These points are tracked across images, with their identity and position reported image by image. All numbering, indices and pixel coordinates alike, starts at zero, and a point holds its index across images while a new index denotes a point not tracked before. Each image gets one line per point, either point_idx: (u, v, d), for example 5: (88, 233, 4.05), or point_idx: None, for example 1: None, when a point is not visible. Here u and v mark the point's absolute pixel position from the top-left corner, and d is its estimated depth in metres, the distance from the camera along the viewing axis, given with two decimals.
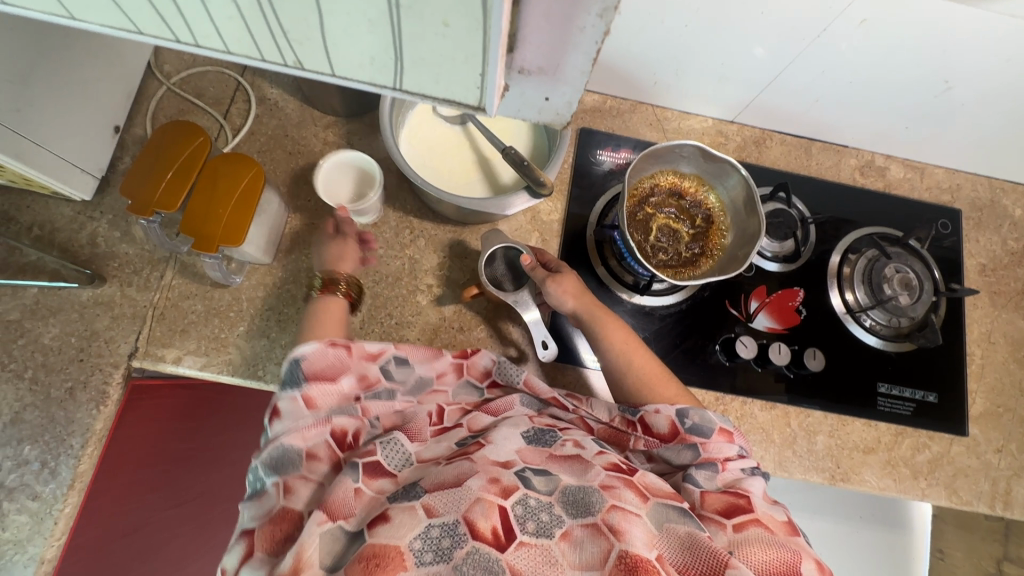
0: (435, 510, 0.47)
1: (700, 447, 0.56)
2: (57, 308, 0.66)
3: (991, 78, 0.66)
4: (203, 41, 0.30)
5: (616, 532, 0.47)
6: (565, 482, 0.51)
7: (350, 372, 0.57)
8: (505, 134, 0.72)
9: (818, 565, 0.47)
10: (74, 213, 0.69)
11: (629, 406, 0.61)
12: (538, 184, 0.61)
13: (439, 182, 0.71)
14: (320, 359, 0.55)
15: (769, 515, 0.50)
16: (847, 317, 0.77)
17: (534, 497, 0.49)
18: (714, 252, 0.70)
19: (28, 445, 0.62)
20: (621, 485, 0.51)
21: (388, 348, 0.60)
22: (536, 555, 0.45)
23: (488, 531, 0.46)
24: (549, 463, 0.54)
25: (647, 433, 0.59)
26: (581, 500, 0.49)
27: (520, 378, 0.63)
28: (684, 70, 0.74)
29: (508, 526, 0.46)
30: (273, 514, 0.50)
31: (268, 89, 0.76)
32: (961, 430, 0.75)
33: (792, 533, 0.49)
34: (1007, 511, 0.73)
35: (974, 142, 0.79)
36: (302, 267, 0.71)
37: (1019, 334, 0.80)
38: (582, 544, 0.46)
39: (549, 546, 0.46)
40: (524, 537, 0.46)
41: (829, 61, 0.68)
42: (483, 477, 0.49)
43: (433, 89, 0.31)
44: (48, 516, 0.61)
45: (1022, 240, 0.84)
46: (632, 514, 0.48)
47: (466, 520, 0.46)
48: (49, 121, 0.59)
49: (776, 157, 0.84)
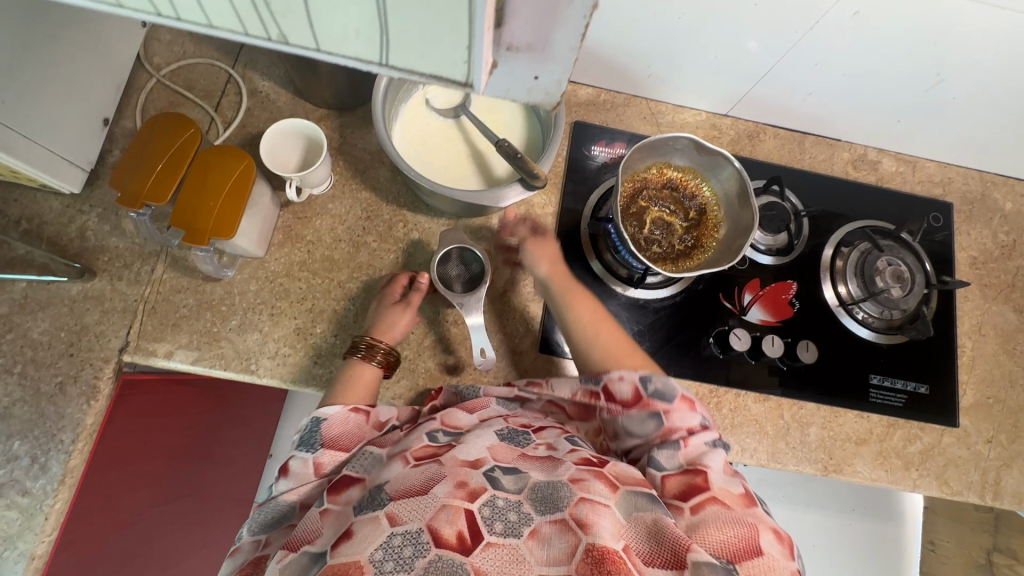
0: (399, 519, 0.46)
1: (662, 414, 0.57)
2: (47, 302, 0.65)
3: (982, 71, 0.66)
4: (184, 14, 0.29)
5: (584, 526, 0.46)
6: (535, 479, 0.51)
7: (364, 439, 0.60)
8: (498, 127, 0.72)
9: (773, 534, 0.49)
10: (63, 206, 0.68)
11: (590, 376, 0.61)
12: (532, 176, 0.61)
13: (434, 176, 0.70)
14: (338, 425, 0.59)
15: (725, 488, 0.52)
16: (840, 310, 0.77)
17: (502, 498, 0.49)
18: (708, 244, 0.71)
19: (17, 440, 0.61)
20: (591, 477, 0.51)
21: (393, 417, 0.63)
22: (503, 556, 0.45)
23: (454, 536, 0.45)
24: (520, 461, 0.54)
25: (611, 401, 0.59)
26: (549, 496, 0.49)
27: (479, 391, 0.65)
28: (678, 62, 0.74)
29: (475, 529, 0.46)
30: (247, 564, 0.52)
31: (259, 82, 0.75)
32: (952, 421, 0.76)
33: (747, 505, 0.51)
34: (996, 501, 0.74)
35: (965, 135, 0.79)
36: (295, 260, 0.70)
37: (1010, 326, 0.81)
38: (550, 541, 0.46)
39: (517, 545, 0.46)
40: (492, 538, 0.46)
41: (822, 54, 0.68)
42: (450, 482, 0.49)
43: (420, 64, 0.30)
44: (38, 512, 0.61)
45: (1013, 232, 0.85)
46: (601, 505, 0.48)
47: (430, 528, 0.45)
48: (37, 112, 0.59)
49: (769, 150, 0.84)
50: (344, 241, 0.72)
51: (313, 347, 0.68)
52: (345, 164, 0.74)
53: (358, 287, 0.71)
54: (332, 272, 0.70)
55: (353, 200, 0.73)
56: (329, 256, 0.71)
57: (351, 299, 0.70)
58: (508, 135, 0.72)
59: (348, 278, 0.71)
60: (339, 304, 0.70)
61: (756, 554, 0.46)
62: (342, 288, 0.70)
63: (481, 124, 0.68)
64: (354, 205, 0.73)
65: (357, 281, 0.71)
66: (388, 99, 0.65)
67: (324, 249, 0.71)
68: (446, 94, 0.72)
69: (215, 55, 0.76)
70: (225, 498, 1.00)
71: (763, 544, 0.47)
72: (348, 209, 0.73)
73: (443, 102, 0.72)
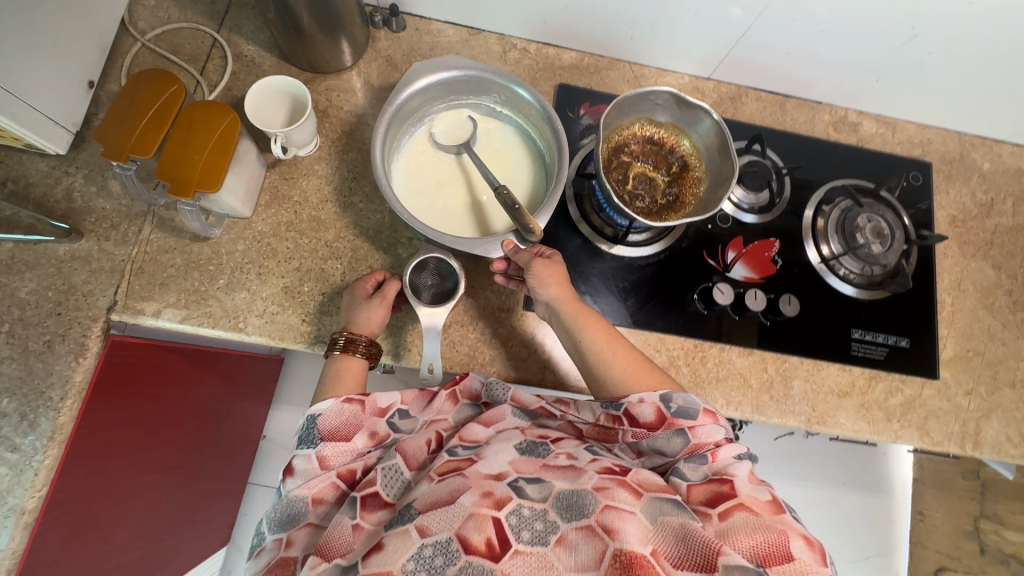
0: (428, 530, 0.49)
1: (688, 431, 0.56)
2: (33, 262, 0.65)
3: (957, 24, 0.68)
4: None
5: (611, 531, 0.48)
6: (558, 488, 0.53)
7: (364, 428, 0.59)
8: (501, 167, 0.72)
9: (805, 540, 0.48)
10: (49, 168, 0.68)
11: (610, 401, 0.59)
12: (527, 231, 0.62)
13: (432, 215, 0.69)
14: (336, 418, 0.58)
15: (753, 495, 0.51)
16: (822, 267, 0.78)
17: (527, 506, 0.51)
18: (690, 198, 0.72)
19: (6, 398, 0.61)
20: (615, 485, 0.52)
21: (397, 402, 0.62)
22: (532, 562, 0.47)
23: (483, 544, 0.48)
24: (542, 471, 0.56)
25: (633, 424, 0.58)
26: (575, 504, 0.51)
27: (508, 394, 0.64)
28: (659, 23, 0.75)
29: (503, 536, 0.48)
30: (272, 567, 0.52)
31: (245, 47, 0.76)
32: (932, 374, 0.77)
33: (778, 510, 0.50)
34: (976, 450, 0.76)
35: (943, 94, 0.81)
36: (282, 221, 0.71)
37: (988, 282, 0.82)
38: (577, 547, 0.48)
39: (544, 552, 0.48)
40: (520, 546, 0.48)
41: (800, 11, 0.69)
42: (476, 492, 0.52)
43: None
44: (28, 468, 0.61)
45: (991, 191, 0.86)
46: (627, 512, 0.50)
47: (459, 537, 0.48)
48: (20, 68, 0.59)
49: (751, 113, 0.85)
50: (332, 202, 0.72)
51: (302, 305, 0.68)
52: (331, 127, 0.75)
53: (346, 247, 0.71)
54: (320, 232, 0.71)
55: (339, 161, 0.74)
56: (316, 217, 0.71)
57: (338, 258, 0.71)
58: (510, 176, 0.72)
59: (335, 238, 0.71)
60: (326, 263, 0.70)
61: (786, 558, 0.45)
62: (330, 247, 0.71)
63: (483, 166, 0.68)
64: (340, 167, 0.74)
65: (343, 240, 0.71)
66: (389, 131, 0.65)
67: (311, 210, 0.72)
68: (449, 130, 0.72)
69: (200, 20, 0.76)
70: (212, 479, 1.04)
71: (793, 548, 0.46)
72: (334, 170, 0.73)
73: (444, 138, 0.72)
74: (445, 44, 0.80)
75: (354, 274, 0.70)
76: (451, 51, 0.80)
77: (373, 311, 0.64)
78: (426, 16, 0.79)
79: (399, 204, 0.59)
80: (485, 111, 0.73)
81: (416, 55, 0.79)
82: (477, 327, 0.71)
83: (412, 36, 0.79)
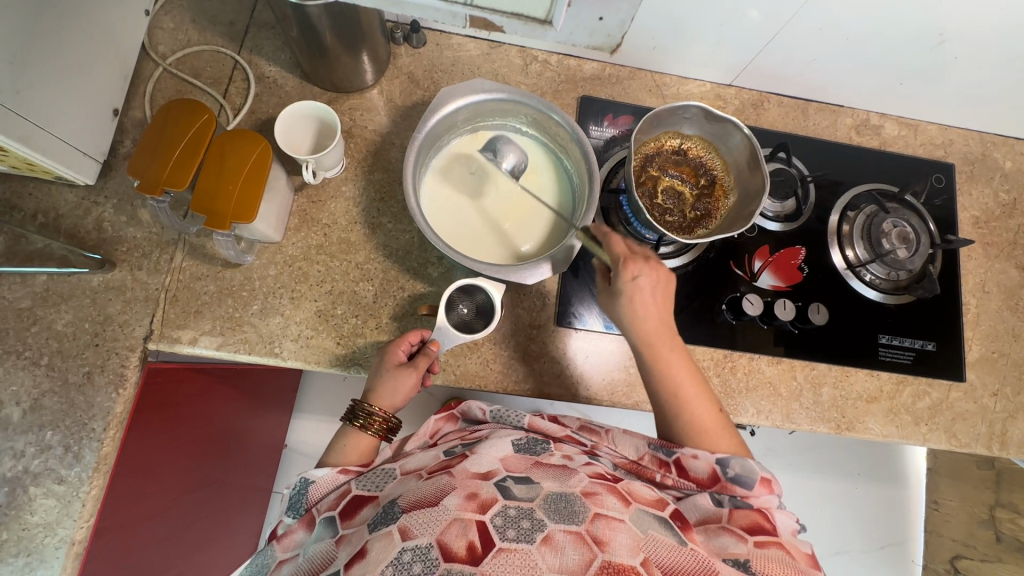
0: (411, 532, 0.46)
1: (741, 499, 0.55)
2: (68, 294, 0.65)
3: (983, 29, 0.67)
4: None
5: (600, 542, 0.46)
6: (547, 489, 0.51)
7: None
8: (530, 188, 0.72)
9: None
10: (78, 198, 0.68)
11: (661, 445, 0.60)
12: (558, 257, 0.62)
13: (470, 243, 0.69)
14: (327, 485, 0.56)
15: (791, 544, 0.53)
16: (848, 273, 0.79)
17: (513, 507, 0.49)
18: (719, 210, 0.72)
19: (49, 430, 0.62)
20: (605, 492, 0.51)
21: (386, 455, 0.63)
22: (516, 560, 0.44)
23: (464, 548, 0.45)
24: (532, 470, 0.55)
25: (682, 474, 0.58)
26: (564, 508, 0.49)
27: (522, 421, 0.66)
28: (683, 34, 0.74)
29: (487, 538, 0.45)
30: None
31: (266, 68, 0.75)
32: (959, 376, 0.78)
33: (813, 564, 0.51)
34: (1003, 450, 0.77)
35: (965, 96, 0.81)
36: (312, 244, 0.71)
37: (1012, 283, 0.83)
38: (563, 549, 0.45)
39: (529, 550, 0.45)
40: (504, 544, 0.45)
41: (826, 18, 0.68)
42: (461, 494, 0.49)
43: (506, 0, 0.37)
44: (75, 499, 0.61)
45: (1013, 191, 0.87)
46: (616, 520, 0.48)
47: (439, 543, 0.45)
48: (50, 103, 0.58)
49: (774, 119, 0.85)
50: (360, 223, 0.72)
51: (335, 328, 0.69)
52: (356, 147, 0.75)
53: (377, 268, 0.71)
54: (350, 255, 0.71)
55: (365, 182, 0.74)
56: (346, 239, 0.72)
57: (370, 280, 0.71)
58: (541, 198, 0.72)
59: (366, 260, 0.71)
60: (358, 285, 0.70)
61: None
62: (361, 269, 0.71)
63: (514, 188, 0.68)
64: (367, 188, 0.74)
65: (374, 262, 0.71)
66: (420, 152, 0.65)
67: (340, 232, 0.72)
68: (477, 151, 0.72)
69: (221, 42, 0.76)
70: (240, 492, 1.04)
71: None
72: (361, 191, 0.73)
73: (473, 162, 0.72)
74: (466, 59, 0.80)
75: (386, 297, 0.70)
76: (472, 66, 0.80)
77: (402, 380, 0.61)
78: (447, 31, 0.79)
79: (427, 226, 0.59)
80: (512, 130, 0.73)
81: (438, 71, 0.79)
82: (508, 345, 0.72)
83: (434, 51, 0.79)
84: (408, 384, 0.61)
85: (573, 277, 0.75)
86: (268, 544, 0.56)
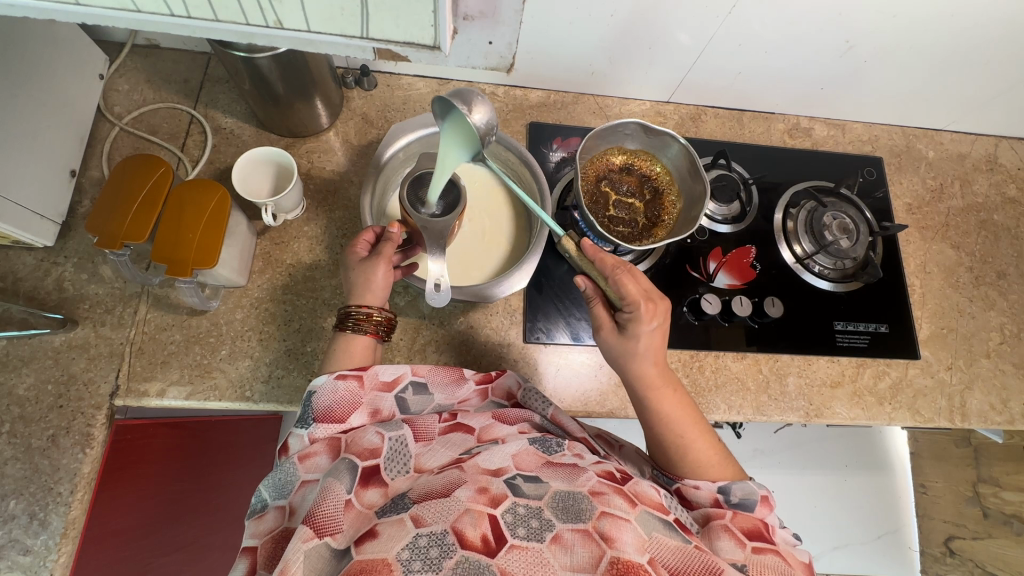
0: (423, 520, 0.45)
1: None
2: (30, 357, 0.65)
3: (884, 36, 0.74)
4: (194, 12, 0.35)
5: (608, 539, 0.45)
6: (556, 487, 0.49)
7: (363, 405, 0.54)
8: (491, 213, 0.75)
9: None
10: (37, 261, 0.68)
11: (665, 474, 0.58)
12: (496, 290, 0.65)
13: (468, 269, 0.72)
14: (330, 396, 0.52)
15: (792, 555, 0.49)
16: (798, 267, 0.83)
17: (523, 504, 0.47)
18: (668, 217, 0.76)
19: (13, 499, 0.60)
20: (611, 491, 0.49)
21: (407, 374, 0.58)
22: (528, 558, 0.43)
23: (478, 539, 0.44)
24: (543, 469, 0.52)
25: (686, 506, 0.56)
26: (572, 506, 0.48)
27: (548, 412, 0.61)
28: (617, 59, 0.80)
29: (499, 532, 0.44)
30: (276, 533, 0.47)
31: (223, 120, 0.78)
32: (915, 355, 0.82)
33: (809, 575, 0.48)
34: (965, 422, 0.80)
35: (881, 95, 0.87)
36: (277, 285, 0.72)
37: (951, 262, 0.88)
38: (572, 547, 0.44)
39: (540, 549, 0.44)
40: (515, 540, 0.44)
41: (742, 36, 0.74)
42: (472, 487, 0.48)
43: (395, 32, 0.38)
44: (43, 569, 0.59)
45: (939, 177, 0.93)
46: (622, 520, 0.47)
47: (454, 531, 0.44)
48: (7, 169, 0.60)
49: (712, 129, 0.90)
50: (325, 260, 0.74)
51: (305, 365, 0.69)
52: (317, 188, 0.77)
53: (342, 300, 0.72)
54: (315, 292, 0.72)
55: (327, 220, 0.76)
56: (310, 276, 0.73)
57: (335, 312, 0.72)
58: (500, 221, 0.75)
59: (332, 296, 0.73)
60: (325, 320, 0.71)
61: None
62: (328, 305, 0.72)
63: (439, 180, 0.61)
64: (329, 226, 0.76)
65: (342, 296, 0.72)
66: (375, 194, 0.69)
67: (304, 270, 0.73)
68: None
69: (176, 99, 0.78)
70: (225, 549, 0.99)
71: None
72: (324, 229, 0.75)
73: None
74: (417, 97, 0.83)
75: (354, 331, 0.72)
76: (423, 102, 0.83)
77: (374, 271, 0.60)
78: (396, 72, 0.83)
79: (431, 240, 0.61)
80: None
81: (391, 110, 0.82)
82: (482, 366, 0.73)
83: (385, 92, 0.83)
84: (380, 275, 0.60)
85: (537, 293, 0.77)
86: (283, 460, 0.51)
